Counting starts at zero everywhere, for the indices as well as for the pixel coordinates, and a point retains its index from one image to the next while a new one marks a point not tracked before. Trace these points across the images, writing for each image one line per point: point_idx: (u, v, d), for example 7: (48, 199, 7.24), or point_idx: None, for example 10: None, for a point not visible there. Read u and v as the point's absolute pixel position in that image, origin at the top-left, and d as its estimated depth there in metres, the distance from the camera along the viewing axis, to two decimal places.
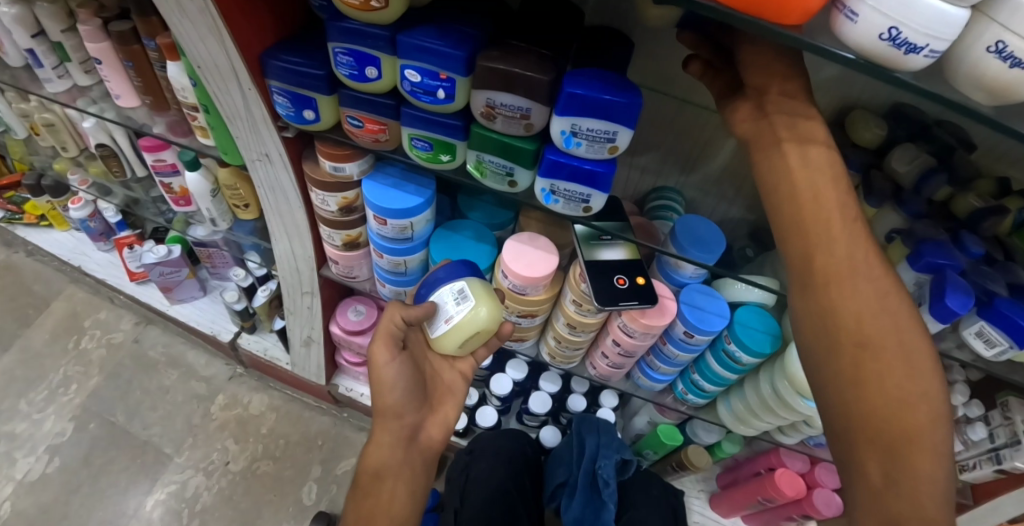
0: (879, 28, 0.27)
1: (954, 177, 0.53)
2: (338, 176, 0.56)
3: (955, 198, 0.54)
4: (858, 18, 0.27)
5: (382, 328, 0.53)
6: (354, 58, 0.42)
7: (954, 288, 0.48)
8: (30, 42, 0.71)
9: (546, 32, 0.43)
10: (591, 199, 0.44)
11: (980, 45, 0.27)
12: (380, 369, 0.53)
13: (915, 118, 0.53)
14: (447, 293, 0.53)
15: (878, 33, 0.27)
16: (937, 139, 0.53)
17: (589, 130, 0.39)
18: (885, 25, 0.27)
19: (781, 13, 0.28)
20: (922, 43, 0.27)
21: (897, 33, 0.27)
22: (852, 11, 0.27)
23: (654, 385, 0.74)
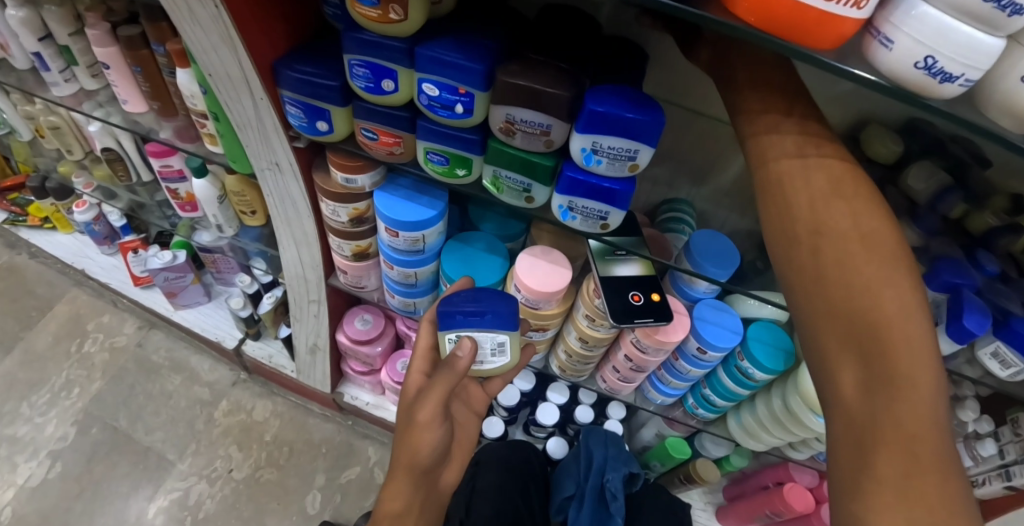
0: (915, 56, 0.26)
1: (970, 193, 0.52)
2: (350, 187, 0.55)
3: (971, 216, 0.52)
4: (893, 45, 0.27)
5: (439, 382, 0.48)
6: (370, 71, 0.41)
7: (971, 308, 0.47)
8: (36, 46, 0.70)
9: (563, 44, 0.41)
10: (609, 216, 0.44)
11: (1015, 75, 0.26)
12: (419, 433, 0.47)
13: (930, 133, 0.52)
14: (486, 342, 0.51)
15: (913, 62, 0.26)
16: (952, 155, 0.52)
17: (610, 148, 0.38)
18: (922, 53, 0.26)
19: (814, 38, 0.27)
20: (958, 72, 0.26)
21: (934, 62, 0.26)
22: (887, 38, 0.27)
23: (665, 399, 0.73)
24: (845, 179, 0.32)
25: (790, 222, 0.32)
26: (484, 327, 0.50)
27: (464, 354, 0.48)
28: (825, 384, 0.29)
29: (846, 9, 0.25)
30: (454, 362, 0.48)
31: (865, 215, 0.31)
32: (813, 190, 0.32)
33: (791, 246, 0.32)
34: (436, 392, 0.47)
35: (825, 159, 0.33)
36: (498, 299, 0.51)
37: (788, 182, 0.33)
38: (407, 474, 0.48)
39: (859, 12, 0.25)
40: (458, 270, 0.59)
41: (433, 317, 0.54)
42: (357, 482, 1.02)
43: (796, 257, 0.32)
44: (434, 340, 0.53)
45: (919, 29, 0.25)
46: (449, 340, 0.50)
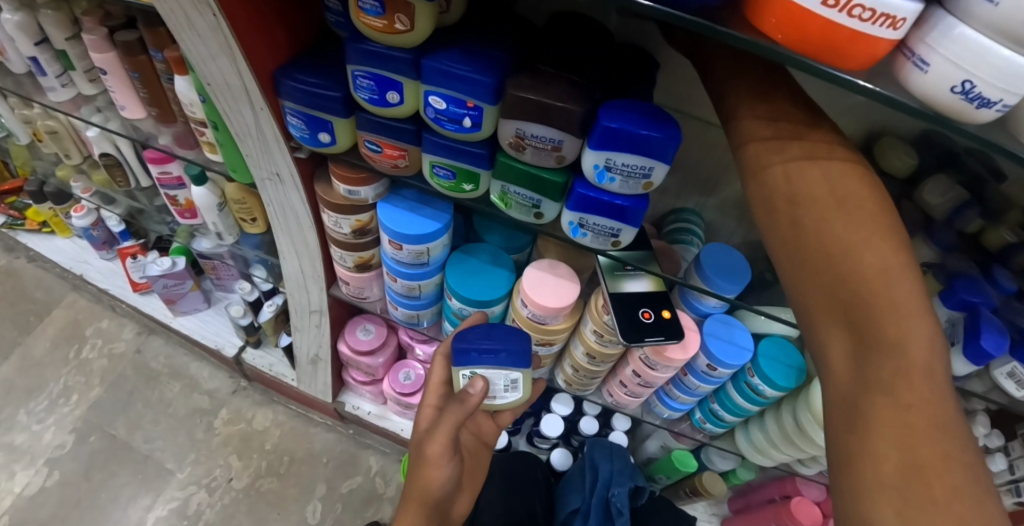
0: (951, 79, 0.25)
1: (985, 209, 0.50)
2: (353, 199, 0.53)
3: (986, 231, 0.50)
4: (929, 67, 0.25)
5: (450, 417, 0.49)
6: (374, 82, 0.40)
7: (989, 328, 0.46)
8: (33, 50, 0.69)
9: (571, 54, 0.40)
10: (621, 233, 0.42)
11: None
12: (430, 470, 0.49)
13: (945, 146, 0.50)
14: (500, 378, 0.52)
15: (950, 85, 0.25)
16: (966, 168, 0.50)
17: (624, 165, 0.36)
18: (959, 77, 0.24)
19: (843, 58, 0.25)
20: (996, 98, 0.24)
21: (971, 87, 0.24)
22: (922, 59, 0.25)
23: (672, 414, 0.72)
24: (841, 182, 0.31)
25: (808, 248, 0.31)
26: (499, 365, 0.52)
27: (476, 391, 0.49)
28: (847, 423, 0.28)
29: (881, 29, 0.23)
30: (466, 396, 0.48)
31: (870, 233, 0.30)
32: (805, 196, 0.31)
33: (805, 271, 0.31)
34: (446, 426, 0.49)
35: (820, 159, 0.32)
36: (513, 336, 0.52)
37: (778, 189, 0.32)
38: (420, 506, 0.49)
39: (894, 32, 0.24)
40: (463, 283, 0.58)
41: (444, 352, 0.57)
42: (358, 493, 1.01)
43: (803, 277, 0.31)
44: (446, 376, 0.56)
45: (957, 52, 0.24)
46: (465, 376, 0.52)
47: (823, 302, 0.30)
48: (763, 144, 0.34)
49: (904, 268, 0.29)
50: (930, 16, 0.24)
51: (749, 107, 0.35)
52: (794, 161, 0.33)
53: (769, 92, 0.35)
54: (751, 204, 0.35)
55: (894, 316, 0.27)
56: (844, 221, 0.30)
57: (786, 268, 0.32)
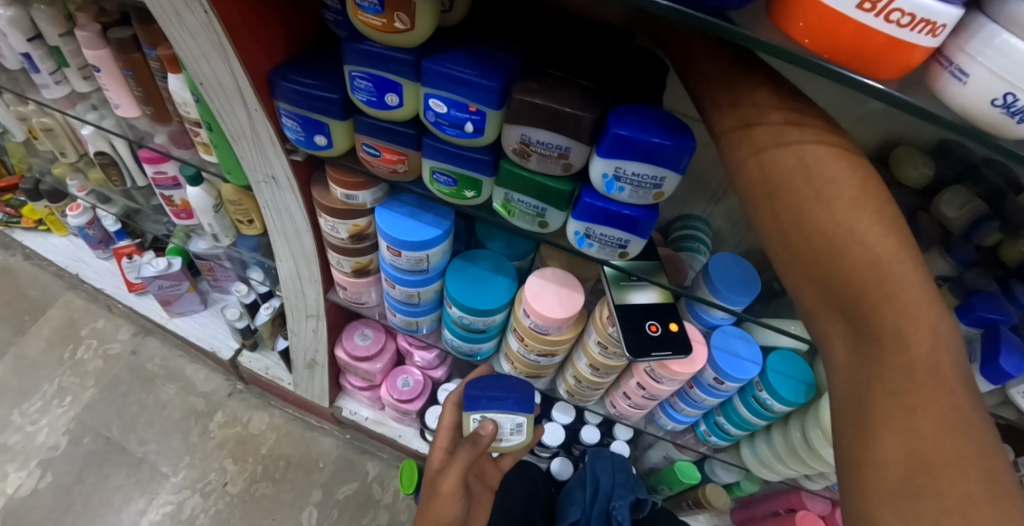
0: (991, 92, 0.23)
1: (1005, 224, 0.47)
2: (350, 204, 0.52)
3: (1005, 245, 0.48)
4: (968, 78, 0.23)
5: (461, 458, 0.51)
6: (373, 84, 0.38)
7: (1010, 349, 0.45)
8: (26, 46, 0.67)
9: (584, 59, 0.38)
10: (629, 244, 0.40)
11: None
12: (440, 504, 0.50)
13: (963, 157, 0.47)
14: (506, 423, 0.55)
15: (989, 98, 0.23)
16: (987, 181, 0.47)
17: (634, 174, 0.34)
18: (1001, 89, 0.22)
19: (876, 67, 0.24)
20: None
21: (1014, 100, 0.22)
22: (960, 69, 0.23)
23: (676, 426, 0.70)
24: (819, 170, 0.28)
25: (811, 257, 0.28)
26: (506, 410, 0.54)
27: (486, 432, 0.53)
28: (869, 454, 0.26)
29: (920, 36, 0.22)
30: (478, 438, 0.52)
31: (869, 226, 0.27)
32: (783, 190, 0.29)
33: (817, 278, 0.28)
34: (458, 466, 0.51)
35: (794, 145, 0.29)
36: (518, 384, 0.55)
37: (754, 184, 0.30)
38: None
39: (933, 39, 0.22)
40: (464, 292, 0.56)
41: (456, 399, 0.59)
42: (354, 499, 0.99)
43: (809, 280, 0.28)
44: (456, 419, 0.58)
45: (1000, 62, 0.22)
46: (473, 420, 0.54)
47: (847, 325, 0.28)
48: (738, 134, 0.31)
49: (932, 287, 0.27)
50: (971, 22, 0.23)
51: (721, 91, 0.32)
52: (765, 149, 0.30)
53: (733, 74, 0.32)
54: (747, 211, 0.32)
55: (924, 343, 0.25)
56: (845, 222, 0.27)
57: (791, 270, 0.29)
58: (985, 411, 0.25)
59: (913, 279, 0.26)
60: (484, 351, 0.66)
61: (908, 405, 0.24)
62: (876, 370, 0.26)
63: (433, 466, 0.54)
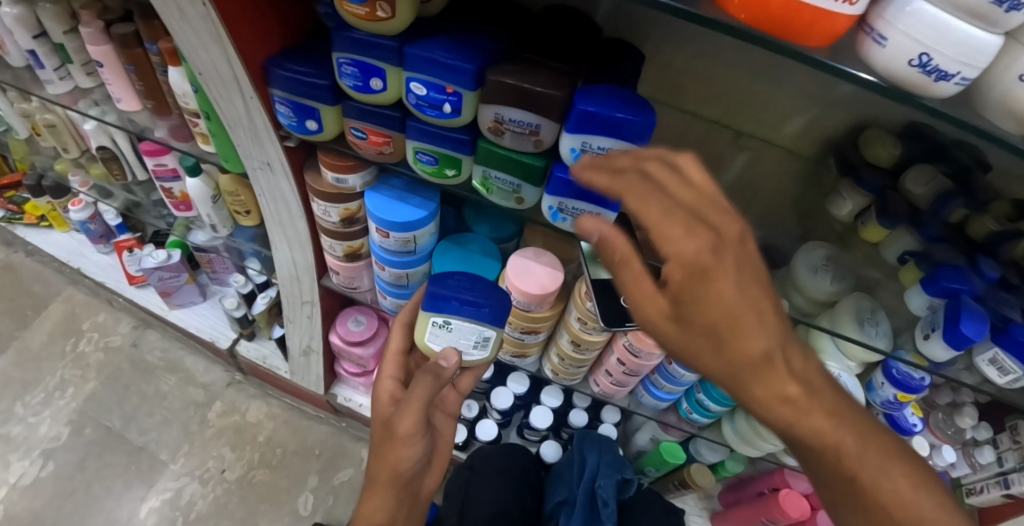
0: (909, 54, 0.26)
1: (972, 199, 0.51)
2: (341, 187, 0.54)
3: (971, 221, 0.51)
4: (887, 42, 0.27)
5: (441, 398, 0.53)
6: (358, 69, 0.40)
7: (970, 315, 0.48)
8: (31, 43, 0.70)
9: (560, 47, 0.41)
10: (600, 218, 0.43)
11: (1012, 72, 0.28)
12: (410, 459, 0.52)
13: (937, 139, 0.51)
14: (473, 334, 0.52)
15: (908, 59, 0.27)
16: (955, 160, 0.51)
17: (600, 148, 0.37)
18: (916, 51, 0.26)
19: (810, 34, 0.27)
20: (953, 69, 0.26)
21: (928, 59, 0.26)
22: (881, 35, 0.27)
23: (658, 404, 0.73)
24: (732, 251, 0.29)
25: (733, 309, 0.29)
26: (477, 318, 0.51)
27: (448, 362, 0.52)
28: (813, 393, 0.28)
29: (838, 5, 0.25)
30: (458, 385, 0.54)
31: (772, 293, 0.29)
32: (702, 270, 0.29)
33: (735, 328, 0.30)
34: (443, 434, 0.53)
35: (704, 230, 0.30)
36: (496, 292, 0.51)
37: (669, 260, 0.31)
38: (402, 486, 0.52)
39: (851, 7, 0.25)
40: (449, 271, 0.58)
41: (403, 322, 0.58)
42: (349, 485, 1.01)
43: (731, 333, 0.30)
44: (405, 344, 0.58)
45: (914, 26, 0.25)
46: (436, 323, 0.51)
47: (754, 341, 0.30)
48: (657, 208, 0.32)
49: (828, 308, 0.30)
50: None
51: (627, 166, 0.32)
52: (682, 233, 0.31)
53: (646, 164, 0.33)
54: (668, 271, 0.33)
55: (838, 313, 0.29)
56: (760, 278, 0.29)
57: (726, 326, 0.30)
58: None
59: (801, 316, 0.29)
60: None
61: None
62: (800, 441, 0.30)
63: (386, 403, 0.56)
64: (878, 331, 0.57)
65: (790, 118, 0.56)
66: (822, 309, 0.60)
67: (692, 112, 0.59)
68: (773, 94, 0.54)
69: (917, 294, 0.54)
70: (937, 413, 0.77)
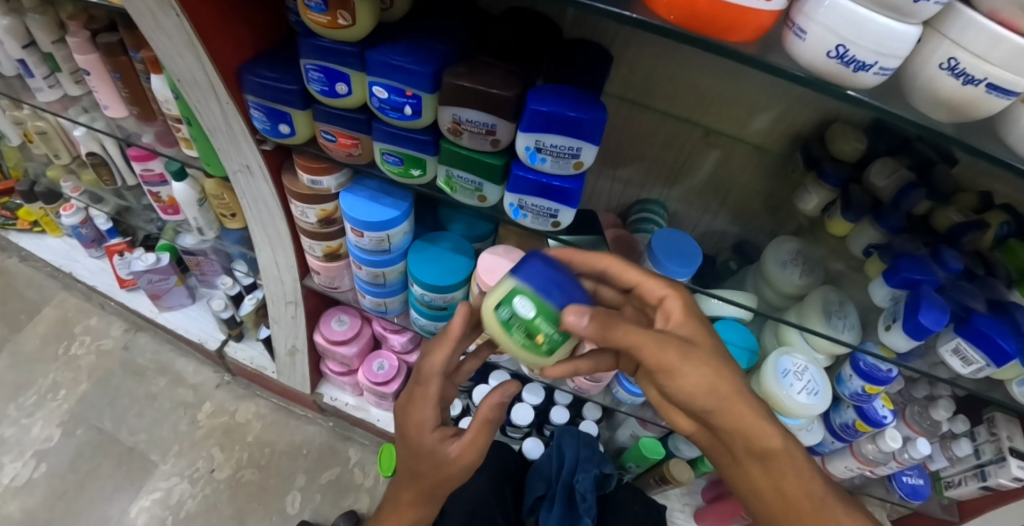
0: (827, 45, 0.27)
1: (933, 192, 0.53)
2: (316, 189, 0.56)
3: (935, 213, 0.54)
4: (807, 35, 0.27)
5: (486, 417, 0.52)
6: (324, 74, 0.42)
7: (929, 305, 0.47)
8: (21, 53, 0.72)
9: (519, 46, 0.43)
10: (559, 214, 0.45)
11: (934, 61, 0.27)
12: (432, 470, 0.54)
13: (897, 133, 0.54)
14: None
15: (827, 51, 0.27)
16: (918, 154, 0.54)
17: (553, 145, 0.39)
18: (833, 42, 0.27)
19: (734, 30, 0.28)
20: (871, 61, 0.27)
21: (845, 51, 0.27)
22: (801, 28, 0.28)
23: (633, 399, 0.74)
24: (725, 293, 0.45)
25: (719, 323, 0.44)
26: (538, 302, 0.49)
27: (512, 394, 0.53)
28: None
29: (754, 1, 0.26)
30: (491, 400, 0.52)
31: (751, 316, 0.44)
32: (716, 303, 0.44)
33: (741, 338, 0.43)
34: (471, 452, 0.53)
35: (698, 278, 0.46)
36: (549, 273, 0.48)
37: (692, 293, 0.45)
38: None
39: (769, 3, 0.26)
40: (423, 268, 0.60)
41: (438, 372, 0.52)
42: (336, 483, 1.02)
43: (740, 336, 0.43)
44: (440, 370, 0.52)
45: (828, 19, 0.26)
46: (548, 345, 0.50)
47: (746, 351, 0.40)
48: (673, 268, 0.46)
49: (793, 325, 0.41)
50: None
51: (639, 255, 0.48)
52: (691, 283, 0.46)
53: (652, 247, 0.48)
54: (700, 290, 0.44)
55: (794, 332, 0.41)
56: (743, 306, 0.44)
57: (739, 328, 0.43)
58: None
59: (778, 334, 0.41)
60: None
61: None
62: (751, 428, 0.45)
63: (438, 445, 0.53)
64: (846, 323, 0.57)
65: (758, 114, 0.58)
66: (790, 303, 0.61)
67: (663, 111, 0.61)
68: (738, 92, 0.56)
69: (879, 285, 0.54)
70: (914, 406, 0.77)
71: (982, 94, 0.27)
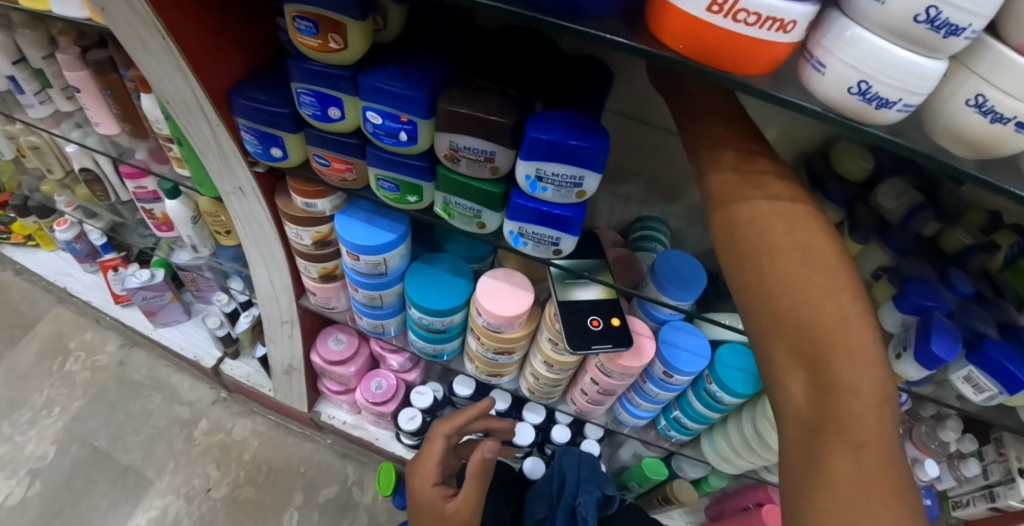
0: (848, 81, 0.25)
1: (941, 212, 0.52)
2: (310, 211, 0.55)
3: (944, 234, 0.52)
4: (826, 69, 0.26)
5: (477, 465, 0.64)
6: (316, 98, 0.41)
7: (940, 332, 0.46)
8: (11, 69, 0.71)
9: (513, 68, 0.41)
10: (561, 242, 0.43)
11: (959, 98, 0.26)
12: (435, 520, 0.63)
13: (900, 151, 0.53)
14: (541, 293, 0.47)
15: (847, 87, 0.26)
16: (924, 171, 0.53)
17: (554, 175, 0.37)
18: (855, 78, 0.25)
19: (748, 63, 0.26)
20: (893, 98, 0.25)
21: (867, 88, 0.25)
22: (819, 62, 0.26)
23: (637, 422, 0.72)
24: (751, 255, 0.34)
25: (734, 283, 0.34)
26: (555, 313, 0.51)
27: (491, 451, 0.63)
28: None
29: (770, 33, 0.24)
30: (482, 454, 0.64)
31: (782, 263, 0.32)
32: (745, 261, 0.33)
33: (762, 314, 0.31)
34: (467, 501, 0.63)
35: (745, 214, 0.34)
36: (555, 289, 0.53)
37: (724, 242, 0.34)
38: None
39: (786, 35, 0.24)
40: (421, 292, 0.58)
41: (446, 432, 0.68)
42: (334, 502, 1.01)
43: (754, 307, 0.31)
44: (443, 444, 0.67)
45: (849, 53, 0.24)
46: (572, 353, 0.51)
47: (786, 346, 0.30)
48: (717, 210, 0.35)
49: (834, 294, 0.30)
50: (827, 18, 0.25)
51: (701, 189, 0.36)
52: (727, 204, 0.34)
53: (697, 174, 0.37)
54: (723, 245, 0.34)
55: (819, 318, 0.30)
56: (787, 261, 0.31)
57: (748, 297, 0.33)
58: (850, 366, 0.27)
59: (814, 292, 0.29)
60: (449, 351, 0.68)
61: None
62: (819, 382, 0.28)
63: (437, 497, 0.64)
64: None
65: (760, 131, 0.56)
66: None
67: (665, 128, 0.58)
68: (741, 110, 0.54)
69: (889, 311, 0.52)
70: (922, 426, 0.76)
71: (1011, 133, 0.26)
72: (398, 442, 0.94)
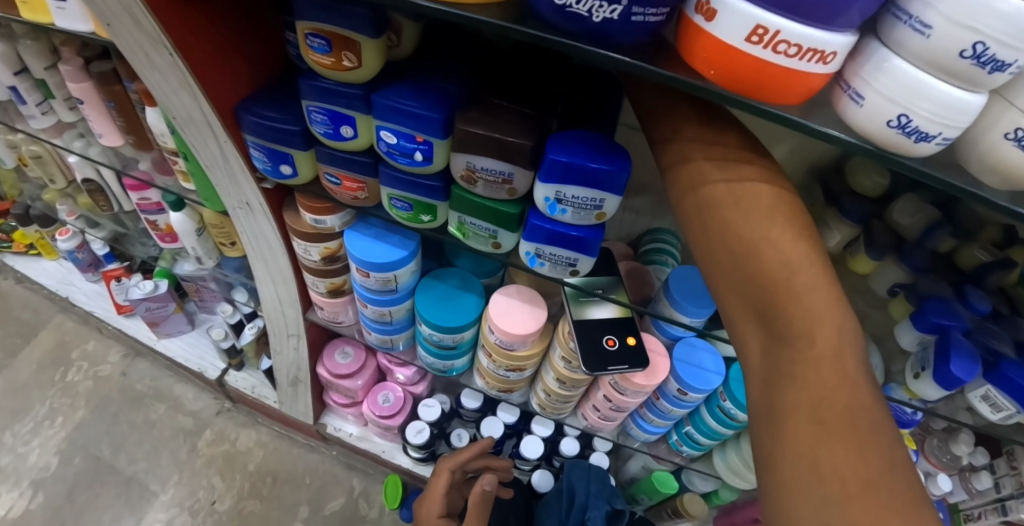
0: (886, 114, 0.24)
1: (958, 229, 0.51)
2: (320, 227, 0.54)
3: (960, 251, 0.51)
4: (864, 101, 0.25)
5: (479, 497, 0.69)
6: (328, 117, 0.40)
7: (959, 352, 0.45)
8: (13, 80, 0.70)
9: (528, 86, 0.40)
10: (578, 263, 0.42)
11: (998, 130, 0.25)
12: None
13: None
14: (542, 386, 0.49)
15: (885, 120, 0.25)
16: None
17: (574, 197, 0.36)
18: (894, 111, 0.24)
19: (781, 92, 0.25)
20: (934, 132, 0.24)
21: (907, 121, 0.24)
22: (857, 93, 0.25)
23: (649, 437, 0.71)
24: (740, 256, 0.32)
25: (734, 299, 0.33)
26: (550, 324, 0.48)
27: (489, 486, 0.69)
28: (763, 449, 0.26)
29: (810, 63, 0.23)
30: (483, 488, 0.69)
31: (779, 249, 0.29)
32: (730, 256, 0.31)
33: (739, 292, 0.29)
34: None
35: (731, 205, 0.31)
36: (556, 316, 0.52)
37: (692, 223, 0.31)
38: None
39: (825, 66, 0.23)
40: (431, 309, 0.57)
41: (450, 467, 0.74)
42: (340, 514, 1.00)
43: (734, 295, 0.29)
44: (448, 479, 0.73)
45: (889, 85, 0.23)
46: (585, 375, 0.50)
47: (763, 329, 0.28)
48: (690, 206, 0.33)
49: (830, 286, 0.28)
50: (865, 48, 0.24)
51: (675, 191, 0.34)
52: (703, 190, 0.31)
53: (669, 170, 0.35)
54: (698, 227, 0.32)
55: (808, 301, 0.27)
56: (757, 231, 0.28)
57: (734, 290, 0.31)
58: (876, 384, 0.25)
59: (817, 287, 0.27)
60: (458, 366, 0.67)
61: (817, 403, 0.24)
62: (783, 360, 0.26)
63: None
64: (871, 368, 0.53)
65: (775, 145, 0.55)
66: None
67: None
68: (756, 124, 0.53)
69: (906, 329, 0.52)
70: (934, 439, 0.75)
71: None
72: (405, 454, 0.93)
